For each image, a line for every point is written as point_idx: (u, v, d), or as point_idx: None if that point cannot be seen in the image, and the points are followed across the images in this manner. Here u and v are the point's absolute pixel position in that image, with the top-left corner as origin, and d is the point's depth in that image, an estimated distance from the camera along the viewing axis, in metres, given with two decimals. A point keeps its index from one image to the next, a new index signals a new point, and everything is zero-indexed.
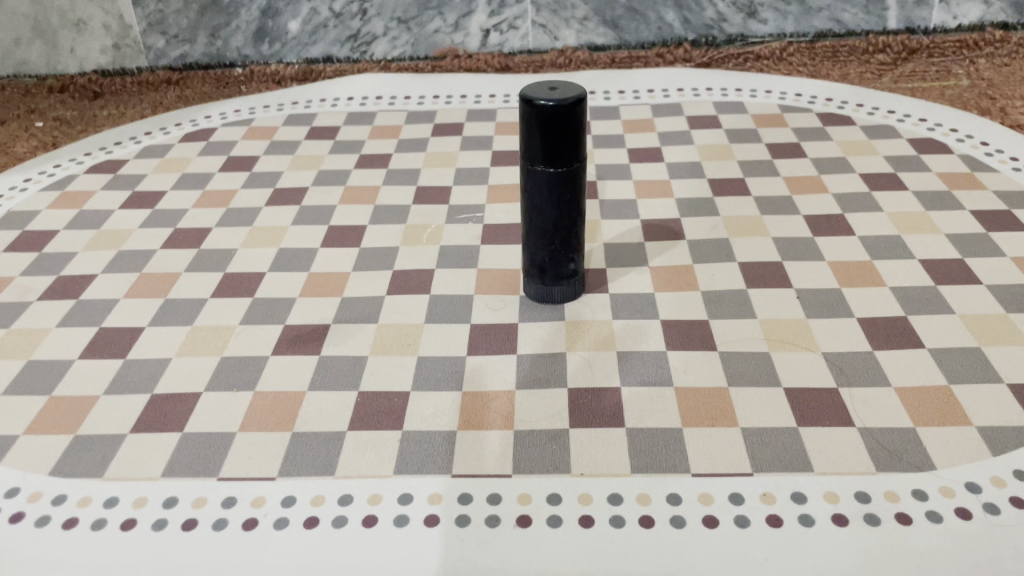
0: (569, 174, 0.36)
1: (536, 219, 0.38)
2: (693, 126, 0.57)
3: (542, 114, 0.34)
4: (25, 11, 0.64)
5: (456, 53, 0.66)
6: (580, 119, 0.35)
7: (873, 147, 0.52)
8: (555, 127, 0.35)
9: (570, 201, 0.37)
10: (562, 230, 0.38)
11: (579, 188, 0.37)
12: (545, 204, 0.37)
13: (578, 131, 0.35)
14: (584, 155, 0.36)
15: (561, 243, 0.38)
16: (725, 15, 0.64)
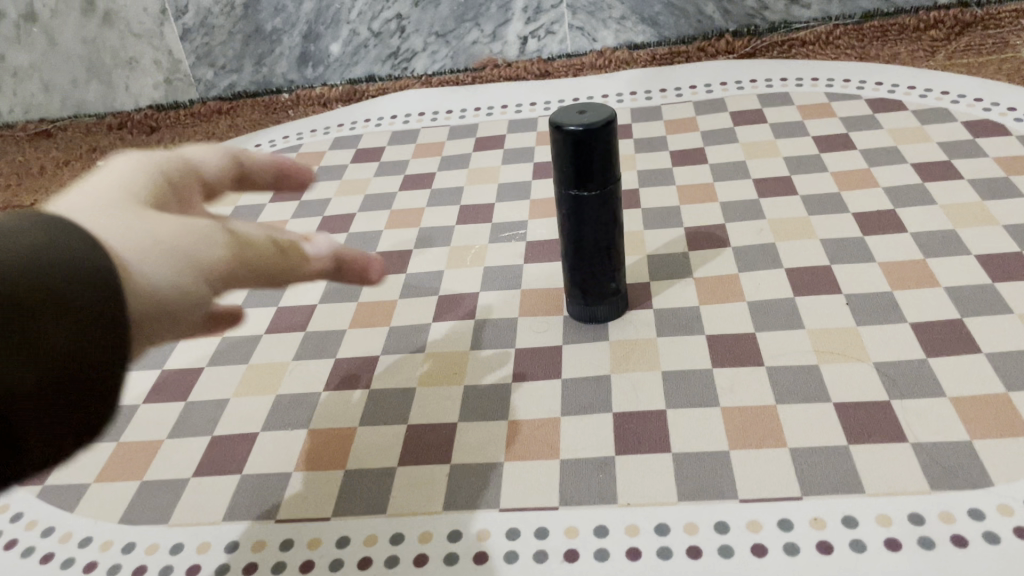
0: (604, 195, 0.36)
1: (573, 242, 0.38)
2: (738, 122, 0.56)
3: (573, 143, 0.34)
4: (79, 54, 0.66)
5: (496, 62, 0.67)
6: (610, 142, 0.34)
7: (926, 133, 0.51)
8: (586, 154, 0.34)
9: (607, 221, 0.37)
10: (601, 250, 0.37)
11: (614, 207, 0.37)
12: (582, 227, 0.37)
13: (609, 153, 0.35)
14: (616, 175, 0.36)
15: (601, 264, 0.38)
16: (766, 3, 0.63)
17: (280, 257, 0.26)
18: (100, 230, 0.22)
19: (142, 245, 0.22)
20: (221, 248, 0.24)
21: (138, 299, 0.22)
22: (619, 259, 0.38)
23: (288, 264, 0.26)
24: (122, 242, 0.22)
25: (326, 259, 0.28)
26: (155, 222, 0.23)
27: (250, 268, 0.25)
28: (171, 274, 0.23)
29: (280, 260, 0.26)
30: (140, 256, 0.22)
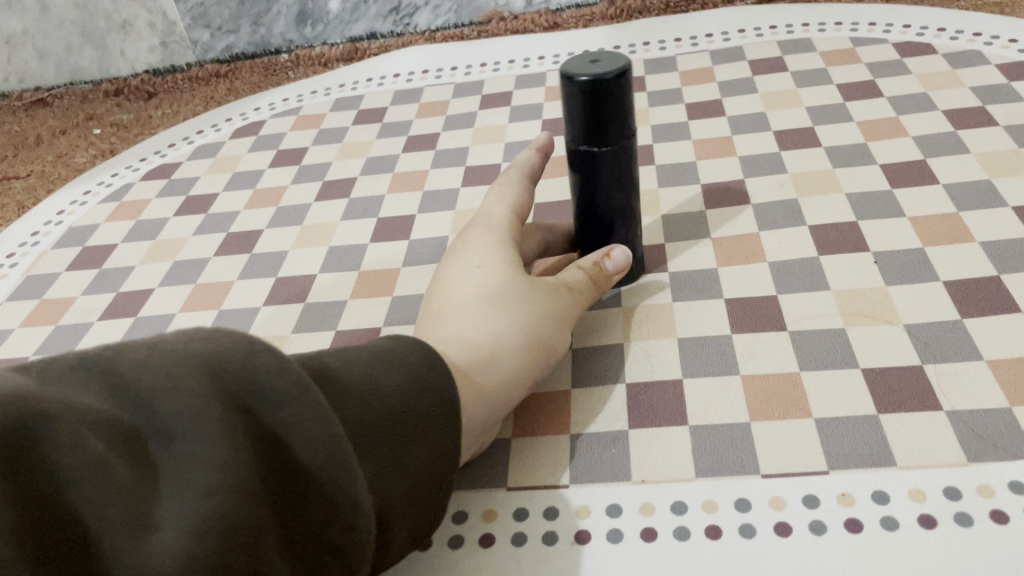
0: (618, 153, 0.33)
1: (585, 202, 0.35)
2: (756, 71, 0.53)
3: (582, 97, 0.31)
4: (72, 19, 0.65)
5: (501, 15, 0.64)
6: (625, 98, 0.32)
7: (957, 77, 0.48)
8: (598, 109, 0.32)
9: (621, 182, 0.34)
10: (614, 211, 0.35)
11: (630, 166, 0.34)
12: (594, 187, 0.35)
13: (624, 109, 0.32)
14: (632, 131, 0.33)
15: (614, 225, 0.36)
16: None
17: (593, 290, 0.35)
18: (498, 306, 0.31)
19: (538, 318, 0.31)
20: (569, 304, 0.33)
21: (535, 357, 0.31)
22: (634, 221, 0.36)
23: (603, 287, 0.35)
24: (512, 319, 0.31)
25: (622, 270, 0.36)
26: (532, 298, 0.32)
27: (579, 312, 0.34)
28: (554, 331, 0.32)
29: (595, 289, 0.35)
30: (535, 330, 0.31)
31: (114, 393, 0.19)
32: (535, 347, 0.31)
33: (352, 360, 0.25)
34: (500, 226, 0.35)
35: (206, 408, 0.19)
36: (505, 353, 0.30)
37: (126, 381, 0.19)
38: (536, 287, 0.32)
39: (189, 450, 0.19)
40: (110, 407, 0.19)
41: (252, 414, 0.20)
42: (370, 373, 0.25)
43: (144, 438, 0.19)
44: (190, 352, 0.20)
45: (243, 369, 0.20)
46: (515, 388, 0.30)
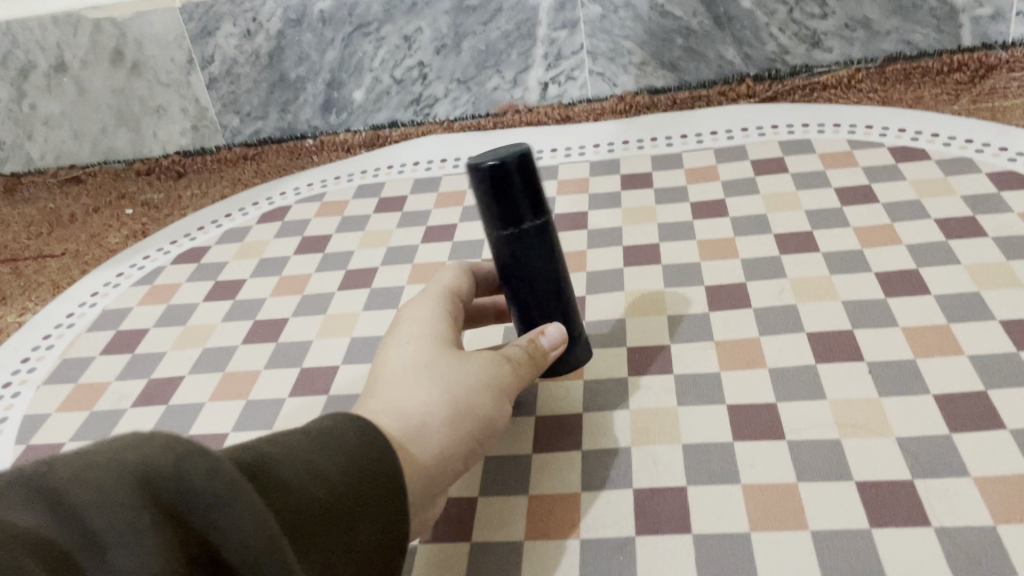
0: (538, 231, 0.35)
1: (517, 288, 0.37)
2: (759, 170, 0.56)
3: (492, 181, 0.34)
4: (109, 102, 0.68)
5: (516, 108, 0.68)
6: (531, 177, 0.34)
7: (950, 185, 0.50)
8: (510, 191, 0.34)
9: (547, 259, 0.36)
10: (548, 290, 0.37)
11: (552, 242, 0.36)
12: (522, 269, 0.36)
13: (533, 187, 0.35)
14: (546, 211, 0.36)
15: (551, 304, 0.37)
16: (788, 47, 0.63)
17: (536, 367, 0.36)
18: (433, 377, 0.33)
19: (476, 391, 0.33)
20: (510, 378, 0.35)
21: (471, 428, 0.33)
22: (568, 298, 0.38)
23: (542, 362, 0.37)
24: (445, 390, 0.32)
25: (559, 346, 0.37)
26: (469, 369, 0.34)
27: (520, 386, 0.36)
28: (493, 403, 0.34)
29: (535, 363, 0.36)
30: (470, 400, 0.33)
31: (50, 509, 0.19)
32: (470, 418, 0.33)
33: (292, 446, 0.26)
34: (439, 297, 0.38)
35: (136, 520, 0.20)
36: (438, 425, 0.32)
37: (60, 497, 0.20)
38: (471, 359, 0.34)
39: (120, 565, 0.20)
40: (44, 526, 0.19)
41: (182, 519, 0.21)
42: (309, 458, 0.26)
43: (77, 556, 0.19)
44: (123, 461, 0.21)
45: (176, 473, 0.21)
46: (453, 456, 0.32)
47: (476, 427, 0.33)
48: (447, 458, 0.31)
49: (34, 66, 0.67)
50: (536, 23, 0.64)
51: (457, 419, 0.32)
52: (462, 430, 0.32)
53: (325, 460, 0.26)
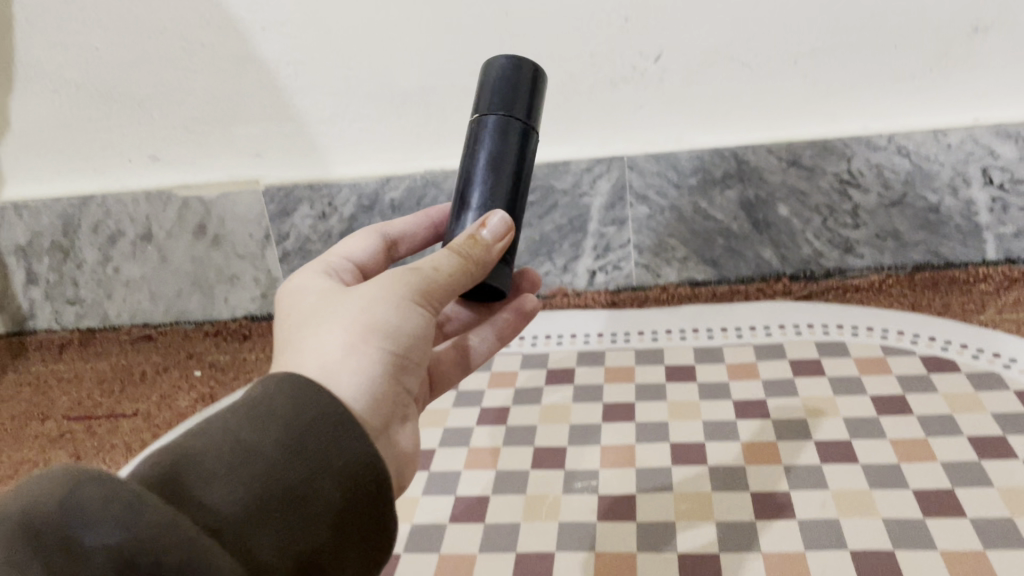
0: (508, 122, 0.45)
1: (471, 173, 0.45)
2: (796, 371, 0.59)
3: (499, 62, 0.45)
4: (187, 269, 0.74)
5: (565, 291, 0.72)
6: (531, 90, 0.46)
7: (979, 400, 0.53)
8: (512, 73, 0.45)
9: (508, 153, 0.45)
10: (497, 180, 0.44)
11: (519, 148, 0.45)
12: (484, 146, 0.45)
13: (521, 92, 0.45)
14: (535, 125, 0.46)
15: (495, 194, 0.45)
16: (822, 251, 0.67)
17: (469, 260, 0.41)
18: (344, 321, 0.38)
19: (387, 312, 0.38)
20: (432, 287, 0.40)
21: (387, 344, 0.38)
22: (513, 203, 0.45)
23: (482, 255, 0.42)
24: (356, 324, 0.38)
25: (500, 239, 0.43)
26: (382, 297, 0.39)
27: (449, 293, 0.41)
28: (408, 317, 0.39)
29: (466, 263, 0.41)
30: (381, 323, 0.38)
31: None
32: (382, 336, 0.38)
33: (221, 430, 0.31)
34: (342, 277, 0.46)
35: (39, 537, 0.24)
36: (348, 355, 0.37)
37: None
38: (387, 282, 0.40)
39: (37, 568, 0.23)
40: None
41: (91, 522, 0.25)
42: (234, 437, 0.31)
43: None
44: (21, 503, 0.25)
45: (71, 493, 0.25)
46: (370, 366, 0.37)
47: (395, 343, 0.39)
48: (372, 372, 0.37)
49: (122, 234, 0.73)
50: (588, 218, 0.70)
51: (367, 343, 0.37)
52: (376, 348, 0.38)
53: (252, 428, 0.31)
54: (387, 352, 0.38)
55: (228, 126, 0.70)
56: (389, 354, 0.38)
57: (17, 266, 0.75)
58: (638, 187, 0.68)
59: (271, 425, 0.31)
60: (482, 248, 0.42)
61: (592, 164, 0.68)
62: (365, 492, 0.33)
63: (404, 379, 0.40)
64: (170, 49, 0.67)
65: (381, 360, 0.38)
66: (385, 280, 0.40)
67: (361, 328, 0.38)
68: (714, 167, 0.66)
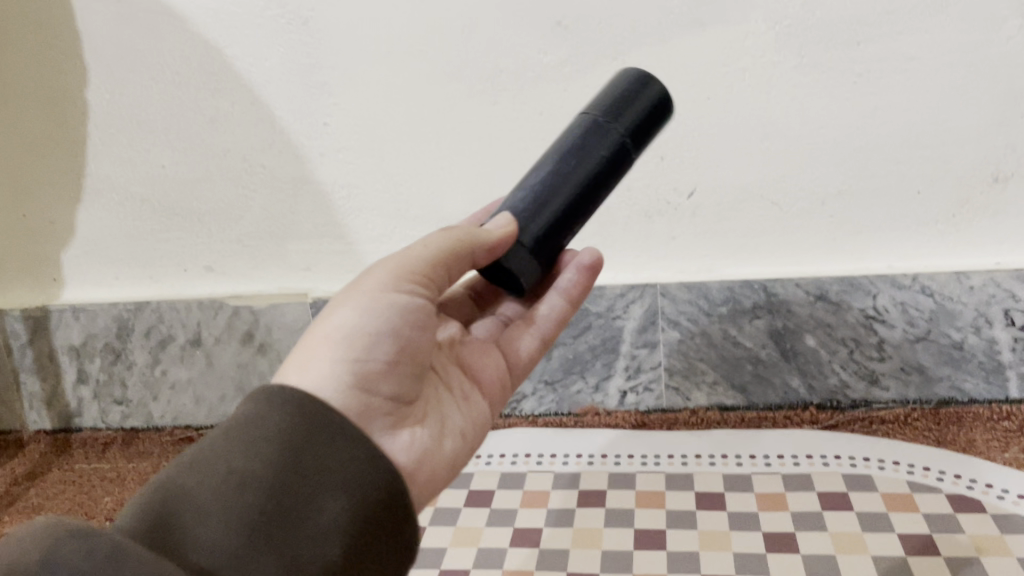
0: (611, 128, 0.50)
1: (561, 154, 0.50)
2: (825, 504, 0.61)
3: (628, 78, 0.52)
4: (232, 374, 0.77)
5: (596, 410, 0.74)
6: (649, 112, 0.51)
7: (1006, 543, 0.54)
8: (632, 91, 0.52)
9: (590, 153, 0.50)
10: (565, 172, 0.49)
11: (605, 154, 0.50)
12: (574, 140, 0.51)
13: (634, 112, 0.51)
14: (636, 154, 0.51)
15: (556, 180, 0.49)
16: (848, 381, 0.69)
17: (455, 247, 0.48)
18: (328, 330, 0.45)
19: (359, 314, 0.45)
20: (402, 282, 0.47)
21: (359, 348, 0.44)
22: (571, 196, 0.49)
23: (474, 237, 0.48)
24: (334, 325, 0.45)
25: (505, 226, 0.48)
26: (357, 299, 0.46)
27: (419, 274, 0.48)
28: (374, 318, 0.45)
29: (449, 250, 0.48)
30: (354, 329, 0.45)
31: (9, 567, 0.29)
32: (358, 337, 0.44)
33: (226, 459, 0.37)
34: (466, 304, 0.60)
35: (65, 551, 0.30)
36: (323, 358, 0.44)
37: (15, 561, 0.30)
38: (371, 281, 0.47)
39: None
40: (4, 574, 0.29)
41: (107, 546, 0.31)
42: (237, 466, 0.36)
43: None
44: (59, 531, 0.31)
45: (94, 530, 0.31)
46: (341, 364, 0.43)
47: (364, 342, 0.44)
48: (351, 368, 0.43)
49: (173, 339, 0.76)
50: (621, 340, 0.72)
51: (345, 350, 0.44)
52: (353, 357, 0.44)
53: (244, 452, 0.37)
54: (365, 350, 0.44)
55: (280, 242, 0.75)
56: (366, 353, 0.44)
57: (68, 365, 0.78)
58: (670, 312, 0.70)
59: (271, 446, 0.37)
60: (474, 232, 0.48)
61: (626, 290, 0.71)
62: (365, 497, 0.37)
63: (395, 375, 0.45)
64: (232, 170, 0.73)
65: (349, 360, 0.44)
66: (366, 282, 0.47)
67: (343, 335, 0.45)
68: (744, 297, 0.69)
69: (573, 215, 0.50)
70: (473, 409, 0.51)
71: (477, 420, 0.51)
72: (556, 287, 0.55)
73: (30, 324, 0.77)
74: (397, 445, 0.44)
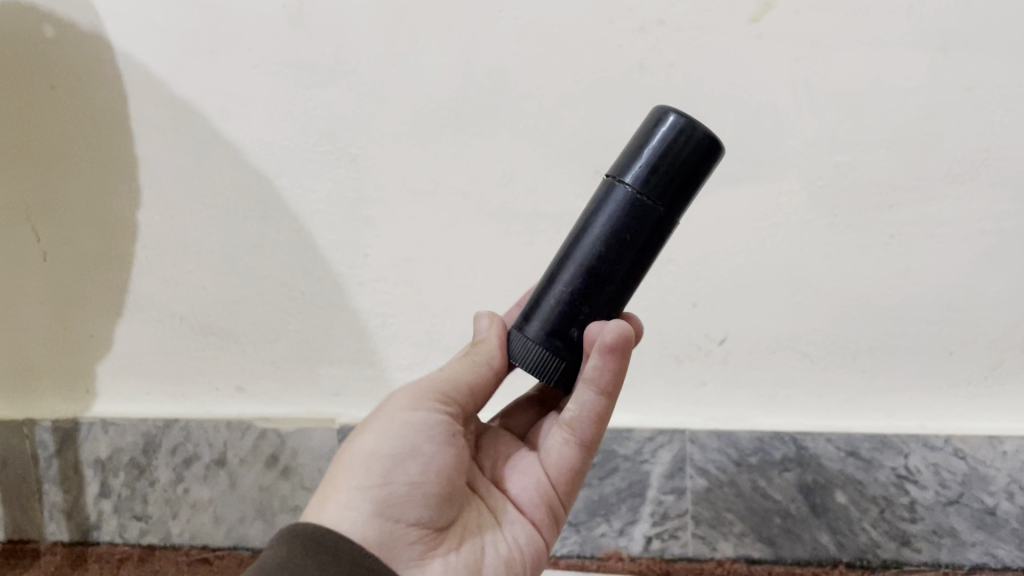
0: (636, 196, 0.46)
1: (589, 228, 0.48)
2: None
3: (662, 124, 0.47)
4: (253, 496, 0.76)
5: (620, 554, 0.71)
6: (689, 170, 0.46)
7: None
8: (669, 143, 0.46)
9: (620, 233, 0.47)
10: (594, 261, 0.47)
11: (634, 235, 0.46)
12: (602, 218, 0.47)
13: (667, 175, 0.46)
14: (675, 212, 0.47)
15: (587, 269, 0.47)
16: (879, 540, 0.67)
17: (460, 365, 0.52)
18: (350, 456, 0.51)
19: (376, 439, 0.50)
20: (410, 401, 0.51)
21: (378, 470, 0.49)
22: (603, 290, 0.47)
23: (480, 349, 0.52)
24: (356, 450, 0.50)
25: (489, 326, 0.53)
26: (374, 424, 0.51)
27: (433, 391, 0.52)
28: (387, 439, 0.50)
29: (465, 370, 0.52)
30: (369, 455, 0.50)
31: None
32: (378, 463, 0.49)
33: None
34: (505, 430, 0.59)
35: None
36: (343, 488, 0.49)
37: None
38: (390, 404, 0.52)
39: None
40: None
41: None
42: None
43: None
44: None
45: None
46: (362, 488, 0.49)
47: (380, 467, 0.49)
48: (371, 497, 0.48)
49: (197, 457, 0.76)
50: (648, 484, 0.70)
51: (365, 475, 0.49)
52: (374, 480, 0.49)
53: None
54: (386, 475, 0.49)
55: (312, 366, 0.75)
56: (388, 478, 0.49)
57: (92, 479, 0.78)
58: (699, 460, 0.69)
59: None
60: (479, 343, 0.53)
61: (655, 434, 0.70)
62: None
63: (420, 501, 0.49)
64: (271, 295, 0.75)
65: (366, 487, 0.49)
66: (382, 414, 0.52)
67: (361, 463, 0.50)
68: (775, 449, 0.68)
69: (611, 305, 0.48)
70: (518, 533, 0.53)
71: (527, 540, 0.53)
72: (585, 379, 0.49)
73: (59, 436, 0.79)
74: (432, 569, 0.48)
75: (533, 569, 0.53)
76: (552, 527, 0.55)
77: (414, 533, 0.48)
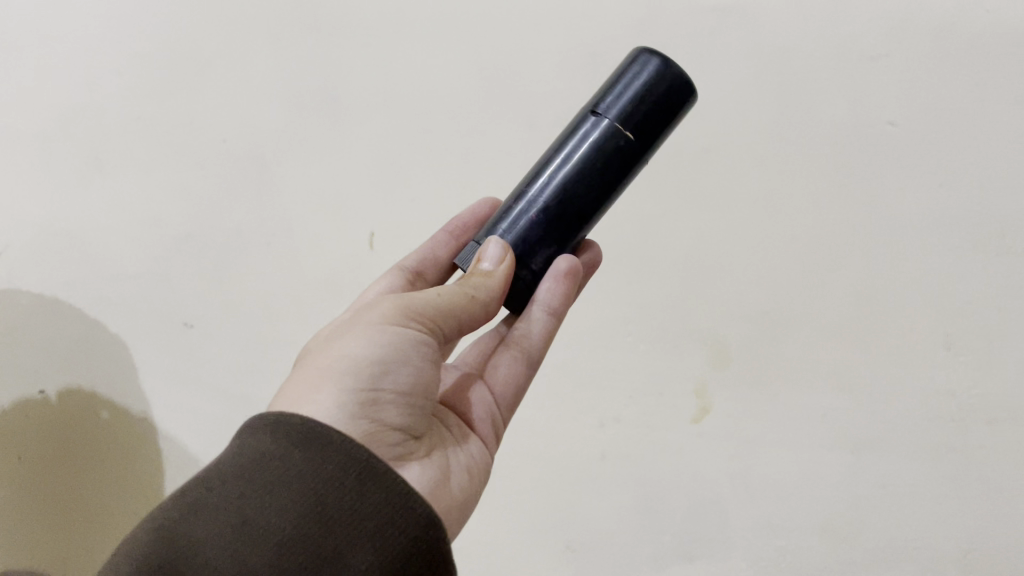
0: (613, 123, 0.59)
1: (573, 146, 0.60)
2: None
3: (640, 64, 0.59)
4: None
5: None
6: (659, 106, 0.59)
7: None
8: (646, 87, 0.58)
9: (595, 152, 0.59)
10: (577, 172, 0.59)
11: (604, 162, 0.59)
12: (581, 139, 0.60)
13: (636, 115, 0.58)
14: (643, 142, 0.59)
15: (563, 183, 0.59)
16: None
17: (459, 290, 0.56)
18: (333, 348, 0.53)
19: (360, 340, 0.52)
20: (394, 302, 0.55)
21: (362, 368, 0.51)
22: (570, 215, 0.59)
23: (487, 281, 0.56)
24: (338, 350, 0.52)
25: (495, 261, 0.57)
26: (364, 320, 0.54)
27: (423, 306, 0.54)
28: (367, 339, 0.52)
29: (460, 298, 0.55)
30: (352, 356, 0.51)
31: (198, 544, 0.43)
32: (366, 368, 0.51)
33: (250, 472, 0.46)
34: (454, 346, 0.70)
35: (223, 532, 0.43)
36: (326, 382, 0.51)
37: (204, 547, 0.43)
38: (379, 305, 0.55)
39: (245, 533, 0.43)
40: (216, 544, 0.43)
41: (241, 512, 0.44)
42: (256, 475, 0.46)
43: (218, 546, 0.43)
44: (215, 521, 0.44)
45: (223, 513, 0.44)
46: (346, 384, 0.50)
47: (360, 365, 0.51)
48: (355, 398, 0.50)
49: None
50: None
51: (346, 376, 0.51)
52: (351, 374, 0.51)
53: (281, 489, 0.44)
54: (373, 383, 0.51)
55: None
56: (377, 383, 0.51)
57: None
58: None
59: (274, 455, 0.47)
60: (486, 276, 0.57)
61: None
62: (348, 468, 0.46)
63: (399, 408, 0.52)
64: None
65: (348, 384, 0.50)
66: (369, 319, 0.54)
67: (343, 367, 0.51)
68: None
69: (576, 226, 0.60)
70: (473, 448, 0.61)
71: (480, 465, 0.61)
72: (539, 303, 0.62)
73: None
74: (410, 477, 0.53)
75: (483, 485, 0.60)
76: (494, 442, 0.64)
77: (395, 441, 0.52)
